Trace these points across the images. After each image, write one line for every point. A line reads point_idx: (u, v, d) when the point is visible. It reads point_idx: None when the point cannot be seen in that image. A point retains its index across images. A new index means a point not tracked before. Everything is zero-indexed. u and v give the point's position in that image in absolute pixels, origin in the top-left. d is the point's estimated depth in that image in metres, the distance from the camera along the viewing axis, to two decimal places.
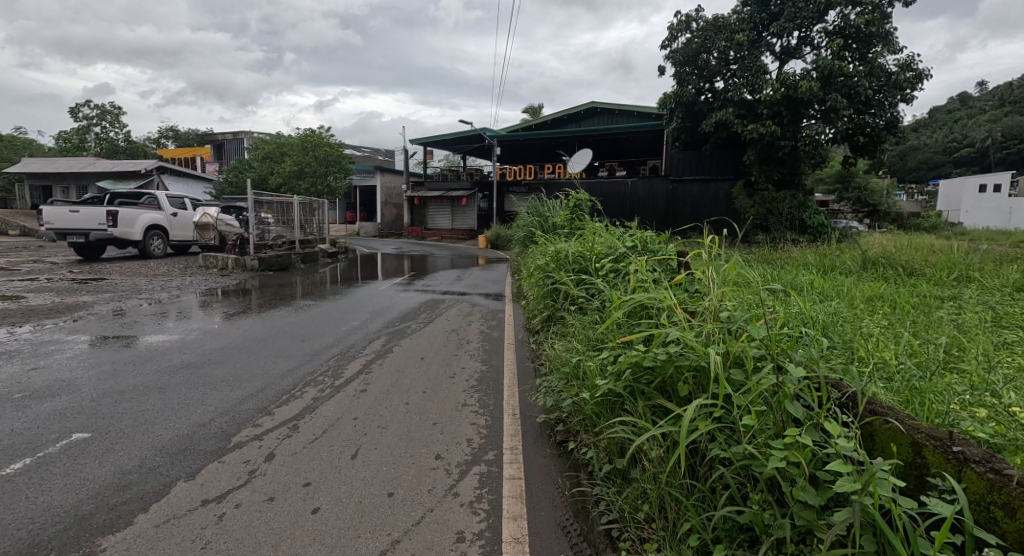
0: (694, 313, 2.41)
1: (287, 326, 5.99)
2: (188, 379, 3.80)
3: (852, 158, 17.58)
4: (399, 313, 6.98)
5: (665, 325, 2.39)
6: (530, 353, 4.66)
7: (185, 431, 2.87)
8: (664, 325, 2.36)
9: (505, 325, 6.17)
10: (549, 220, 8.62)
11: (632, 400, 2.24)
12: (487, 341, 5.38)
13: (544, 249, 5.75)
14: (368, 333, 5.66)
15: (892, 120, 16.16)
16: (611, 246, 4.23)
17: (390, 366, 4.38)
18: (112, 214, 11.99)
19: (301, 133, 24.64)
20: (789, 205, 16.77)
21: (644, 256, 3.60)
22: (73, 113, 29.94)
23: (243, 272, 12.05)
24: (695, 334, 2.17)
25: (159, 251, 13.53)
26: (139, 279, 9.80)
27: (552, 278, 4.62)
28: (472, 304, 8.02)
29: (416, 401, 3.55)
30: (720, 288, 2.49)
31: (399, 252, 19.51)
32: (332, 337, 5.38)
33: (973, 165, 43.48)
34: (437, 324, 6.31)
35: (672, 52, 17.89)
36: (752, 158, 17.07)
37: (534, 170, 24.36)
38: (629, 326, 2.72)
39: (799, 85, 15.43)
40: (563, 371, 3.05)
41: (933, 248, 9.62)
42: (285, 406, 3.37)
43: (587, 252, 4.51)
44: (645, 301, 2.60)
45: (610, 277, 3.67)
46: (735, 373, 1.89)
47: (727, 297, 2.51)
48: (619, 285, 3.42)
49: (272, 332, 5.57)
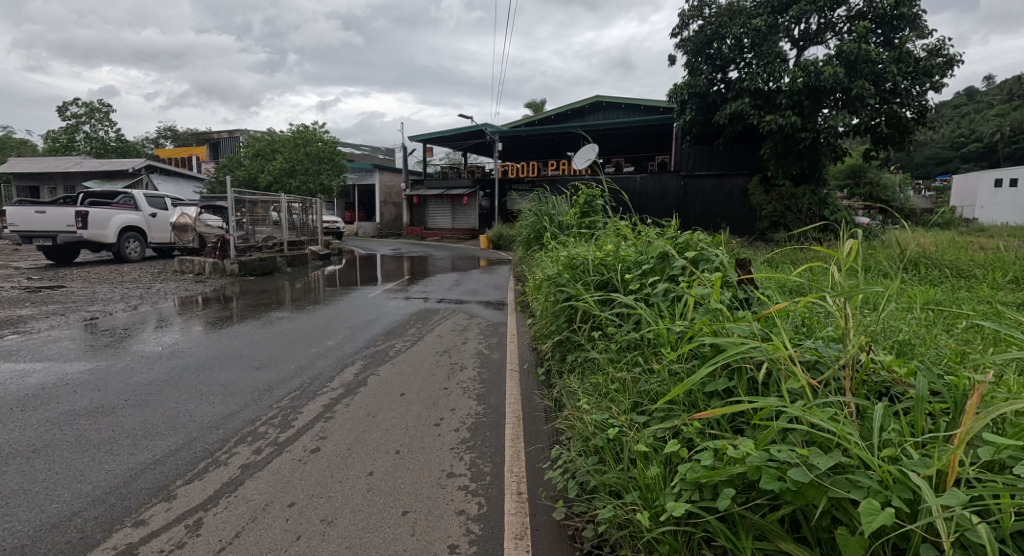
0: (829, 383, 1.44)
1: (251, 346, 5.04)
2: (80, 435, 2.82)
3: (874, 151, 16.51)
4: (384, 328, 6.01)
5: (781, 401, 1.41)
6: (538, 389, 3.67)
7: (18, 543, 1.90)
8: (785, 401, 1.38)
9: (509, 343, 5.20)
10: (556, 218, 7.62)
11: (729, 537, 1.28)
12: (485, 368, 4.38)
13: (553, 254, 4.79)
14: (343, 357, 4.67)
15: (920, 109, 15.03)
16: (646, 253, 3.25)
17: (358, 410, 3.39)
18: (81, 214, 11.13)
19: (294, 129, 23.73)
20: (809, 201, 15.85)
21: (701, 269, 2.61)
22: (61, 112, 29.18)
23: (222, 277, 11.12)
24: (851, 428, 1.22)
25: (136, 254, 12.64)
26: (103, 287, 8.91)
27: (566, 292, 3.63)
28: (470, 314, 7.05)
29: (383, 470, 2.57)
30: (867, 334, 1.51)
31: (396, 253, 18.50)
32: (297, 364, 4.40)
33: (981, 160, 42.41)
34: (427, 343, 5.29)
35: (684, 40, 16.85)
36: (769, 152, 16.06)
37: (536, 167, 23.43)
38: (704, 389, 1.75)
39: (821, 73, 14.38)
40: (593, 444, 2.06)
41: (977, 247, 8.59)
42: (196, 483, 2.38)
43: (612, 260, 3.53)
44: (736, 351, 1.63)
45: (652, 298, 2.70)
46: (967, 527, 0.93)
47: (880, 349, 1.53)
48: (669, 312, 2.44)
49: (226, 356, 4.60)
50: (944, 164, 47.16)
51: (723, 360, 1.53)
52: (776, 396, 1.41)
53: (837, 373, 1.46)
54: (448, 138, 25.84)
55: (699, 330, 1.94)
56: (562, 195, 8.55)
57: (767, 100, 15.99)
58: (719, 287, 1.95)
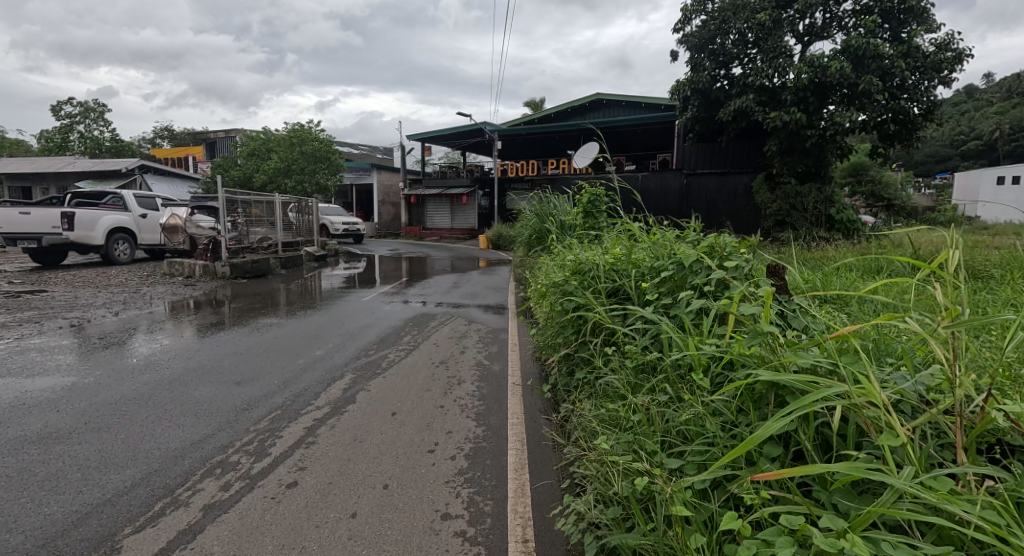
0: (944, 446, 1.10)
1: (234, 356, 4.69)
2: (23, 469, 2.47)
3: (881, 147, 16.18)
4: (378, 336, 5.67)
5: (881, 468, 1.08)
6: (545, 409, 3.33)
7: None
8: (890, 470, 1.04)
9: (510, 352, 4.86)
10: (558, 217, 7.30)
11: None
12: (485, 382, 4.04)
13: (556, 259, 4.47)
14: (331, 370, 4.33)
15: (929, 105, 14.71)
16: (666, 259, 2.91)
17: (344, 434, 3.04)
18: (67, 216, 10.81)
19: (290, 127, 23.37)
20: (815, 199, 15.51)
21: (736, 279, 2.27)
22: (55, 111, 28.86)
23: (213, 280, 10.77)
24: (1001, 523, 0.88)
25: (125, 256, 12.30)
26: (86, 291, 8.56)
27: (574, 301, 3.30)
28: (468, 320, 6.71)
29: (368, 511, 2.24)
30: (984, 378, 1.17)
31: (394, 253, 18.16)
32: (281, 378, 4.04)
33: (981, 158, 42.21)
34: (421, 353, 4.95)
35: (686, 36, 16.48)
36: (774, 150, 15.74)
37: (536, 165, 23.08)
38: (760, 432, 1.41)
39: (828, 68, 14.05)
40: (615, 492, 1.73)
41: (994, 245, 8.28)
42: (148, 531, 2.04)
43: (626, 266, 3.20)
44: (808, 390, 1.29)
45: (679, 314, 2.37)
46: None
47: (1002, 394, 1.18)
48: (699, 331, 2.11)
49: (205, 369, 4.24)
50: (945, 162, 46.98)
51: (796, 405, 1.20)
52: (874, 463, 1.07)
53: (952, 429, 1.12)
54: (447, 138, 25.53)
55: (746, 358, 1.61)
56: (565, 194, 8.22)
57: (772, 96, 15.64)
58: (767, 307, 1.63)
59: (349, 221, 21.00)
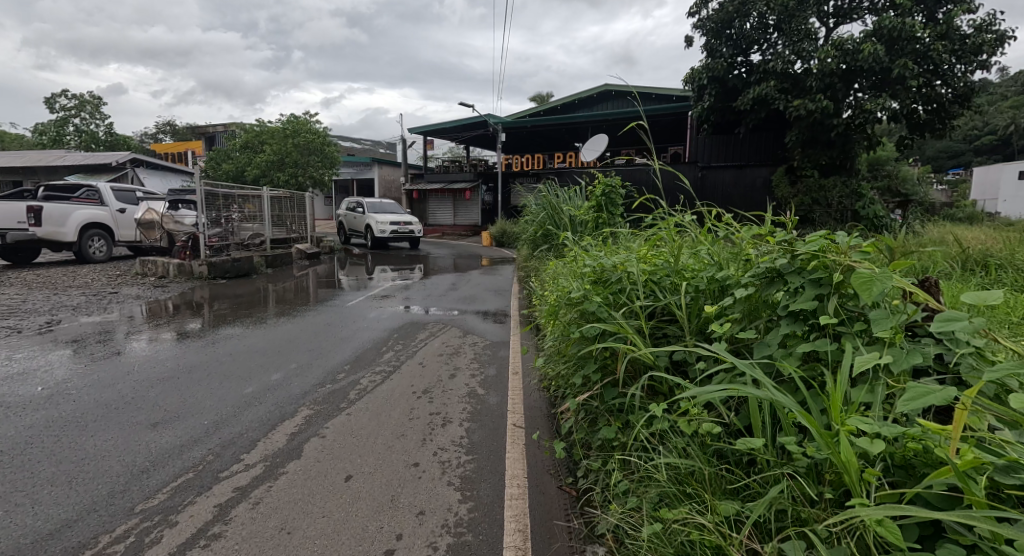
0: None
1: (168, 382, 3.74)
2: None
3: (910, 138, 15.03)
4: (354, 353, 4.74)
5: None
6: (559, 473, 2.45)
7: None
8: None
9: (510, 379, 3.91)
10: (566, 214, 6.41)
11: None
12: (478, 425, 3.12)
13: (569, 262, 3.53)
14: (282, 404, 3.41)
15: (966, 90, 13.53)
16: (740, 275, 2.00)
17: (270, 518, 2.12)
18: (34, 211, 10.03)
19: (284, 119, 22.44)
20: (840, 193, 14.48)
21: (893, 328, 1.37)
22: (49, 104, 28.18)
23: (189, 281, 9.87)
24: None
25: (100, 254, 11.46)
26: (42, 293, 7.72)
27: (600, 330, 2.37)
28: (464, 330, 5.78)
29: None
30: None
31: (409, 254, 16.05)
32: (213, 418, 3.11)
33: (996, 153, 40.78)
34: (401, 378, 4.00)
35: (703, 20, 15.40)
36: (795, 141, 14.67)
37: (543, 158, 22.20)
38: None
39: (859, 51, 12.96)
40: None
41: None
42: None
43: (675, 284, 2.29)
44: None
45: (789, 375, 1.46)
46: None
47: None
48: (845, 420, 1.22)
49: (122, 402, 3.31)
50: (957, 157, 45.90)
51: None
52: None
53: None
54: (448, 131, 24.49)
55: None
56: (575, 187, 7.31)
57: (795, 83, 14.51)
58: None
59: (401, 223, 16.76)
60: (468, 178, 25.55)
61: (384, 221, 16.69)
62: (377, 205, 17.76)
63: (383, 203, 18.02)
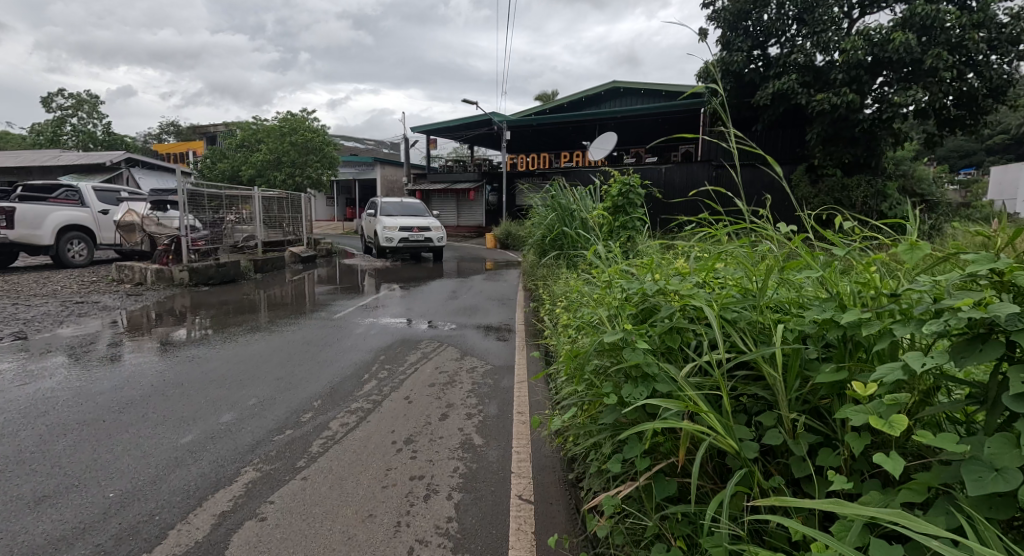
0: None
1: (86, 429, 2.98)
2: None
3: (938, 135, 14.09)
4: (329, 383, 3.98)
5: None
6: None
7: None
8: None
9: (513, 425, 3.14)
10: (578, 217, 5.61)
11: None
12: (472, 500, 2.34)
13: (591, 283, 2.74)
14: (223, 462, 2.65)
15: (1000, 83, 12.32)
16: (895, 333, 1.21)
17: None
18: (6, 212, 9.39)
19: (282, 117, 21.80)
20: (864, 193, 13.59)
21: None
22: (47, 103, 27.80)
23: (168, 288, 9.14)
24: None
25: (80, 258, 10.79)
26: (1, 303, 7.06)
27: (650, 400, 1.59)
28: (463, 350, 5.01)
29: None
30: None
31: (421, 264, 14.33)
32: (123, 489, 2.35)
33: (1009, 153, 39.65)
34: (380, 420, 3.23)
35: (718, 11, 14.56)
36: (817, 137, 13.73)
37: (549, 158, 21.46)
38: None
39: (888, 41, 12.08)
40: None
41: None
42: None
43: (768, 336, 1.51)
44: None
45: None
46: None
47: None
48: None
49: (15, 461, 2.56)
50: (968, 157, 44.72)
51: None
52: None
53: None
54: (452, 130, 23.82)
55: None
56: (588, 186, 6.51)
57: (817, 76, 13.63)
58: None
59: (413, 230, 14.96)
60: (472, 178, 24.78)
61: (394, 226, 15.06)
62: (401, 204, 16.41)
63: (404, 203, 16.64)
